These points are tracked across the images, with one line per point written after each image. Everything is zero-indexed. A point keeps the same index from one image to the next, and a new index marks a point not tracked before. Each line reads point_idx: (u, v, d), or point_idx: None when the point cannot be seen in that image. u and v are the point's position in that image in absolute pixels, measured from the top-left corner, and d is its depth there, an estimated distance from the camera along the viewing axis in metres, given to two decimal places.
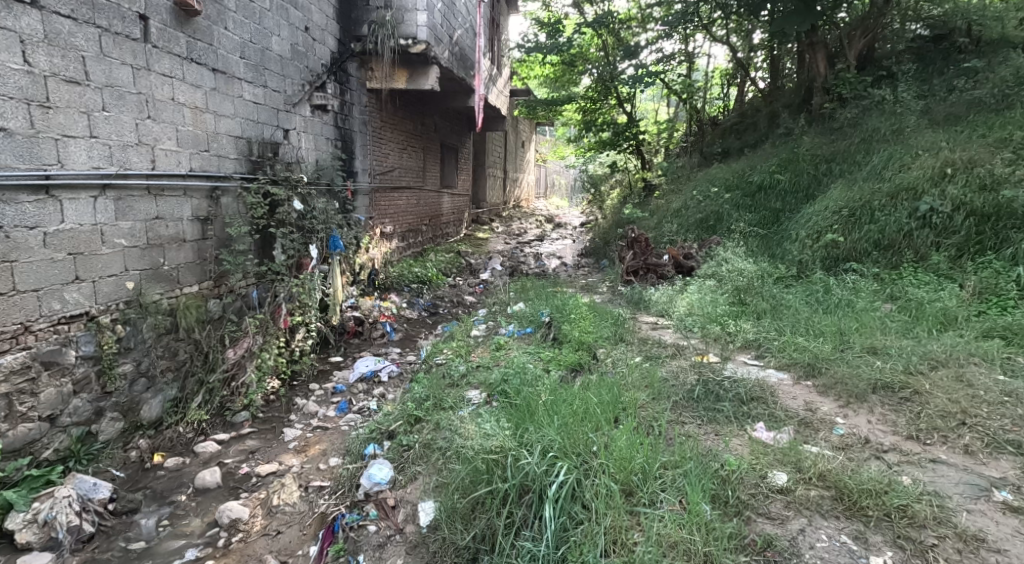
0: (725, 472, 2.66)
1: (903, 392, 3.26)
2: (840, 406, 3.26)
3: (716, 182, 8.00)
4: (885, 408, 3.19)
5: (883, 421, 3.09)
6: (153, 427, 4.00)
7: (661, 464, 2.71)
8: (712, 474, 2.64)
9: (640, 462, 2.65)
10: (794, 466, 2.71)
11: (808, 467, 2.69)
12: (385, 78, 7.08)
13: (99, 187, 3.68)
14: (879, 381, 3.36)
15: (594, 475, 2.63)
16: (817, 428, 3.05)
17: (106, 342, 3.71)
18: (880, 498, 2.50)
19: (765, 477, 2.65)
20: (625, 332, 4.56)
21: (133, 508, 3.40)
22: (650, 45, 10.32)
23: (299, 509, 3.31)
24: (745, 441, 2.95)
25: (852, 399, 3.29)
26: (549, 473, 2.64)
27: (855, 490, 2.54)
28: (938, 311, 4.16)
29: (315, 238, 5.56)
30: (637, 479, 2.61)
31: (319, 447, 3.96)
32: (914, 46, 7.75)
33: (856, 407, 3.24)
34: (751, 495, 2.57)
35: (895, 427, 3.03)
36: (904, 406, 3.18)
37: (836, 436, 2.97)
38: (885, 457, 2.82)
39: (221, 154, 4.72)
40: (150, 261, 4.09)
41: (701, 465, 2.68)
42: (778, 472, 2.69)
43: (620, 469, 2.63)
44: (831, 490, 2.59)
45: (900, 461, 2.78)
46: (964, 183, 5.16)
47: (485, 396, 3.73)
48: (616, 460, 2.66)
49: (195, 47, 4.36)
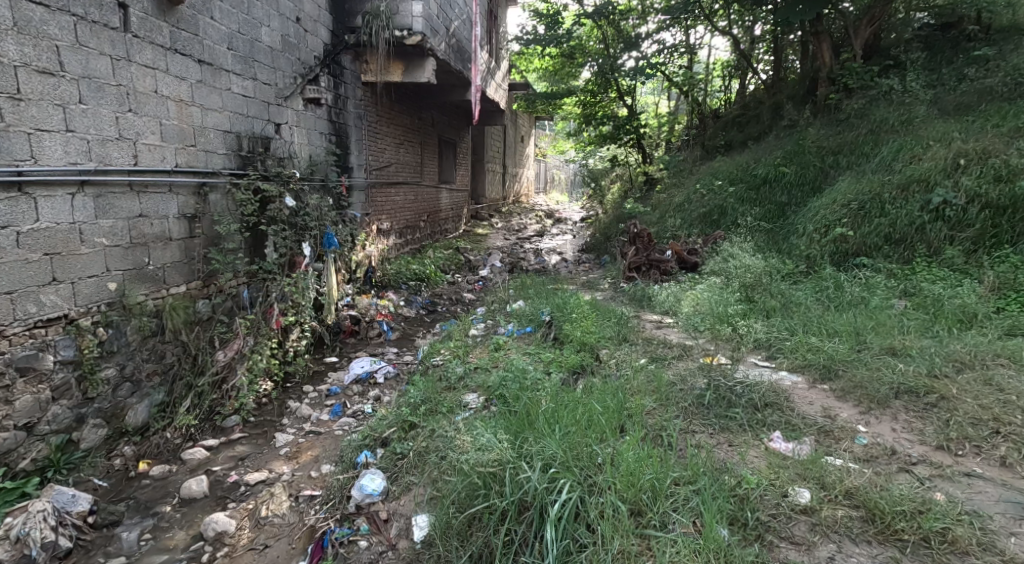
0: (743, 490, 2.50)
1: (928, 398, 3.10)
2: (861, 413, 3.10)
3: (720, 176, 7.83)
4: (911, 415, 3.03)
5: (908, 428, 2.93)
6: (139, 433, 3.86)
7: (672, 480, 2.55)
8: (728, 492, 2.47)
9: (649, 479, 2.49)
10: (817, 481, 2.55)
11: (832, 483, 2.53)
12: (380, 71, 6.89)
13: (76, 183, 3.52)
14: (903, 385, 3.20)
15: (599, 492, 2.47)
16: (839, 437, 2.89)
17: (87, 346, 3.55)
18: (915, 520, 2.34)
19: (786, 495, 2.49)
20: (628, 331, 4.40)
21: (115, 521, 3.24)
22: (650, 37, 10.12)
23: (289, 521, 3.15)
24: (762, 452, 2.79)
25: (873, 405, 3.12)
26: (550, 490, 2.48)
27: (885, 511, 2.37)
28: (957, 309, 3.98)
29: (309, 235, 5.39)
30: (647, 498, 2.45)
31: (311, 453, 3.79)
32: (922, 33, 7.51)
33: (878, 413, 3.08)
34: (771, 516, 2.42)
35: (922, 436, 2.87)
36: (931, 412, 3.01)
37: (860, 447, 2.81)
38: (914, 470, 2.66)
39: (208, 149, 4.55)
40: (133, 261, 3.92)
41: (716, 481, 2.52)
42: (800, 488, 2.53)
43: (629, 486, 2.47)
44: (859, 510, 2.42)
45: (931, 475, 2.62)
46: (979, 174, 4.99)
47: (483, 400, 3.58)
48: (623, 476, 2.50)
49: (179, 37, 4.19)
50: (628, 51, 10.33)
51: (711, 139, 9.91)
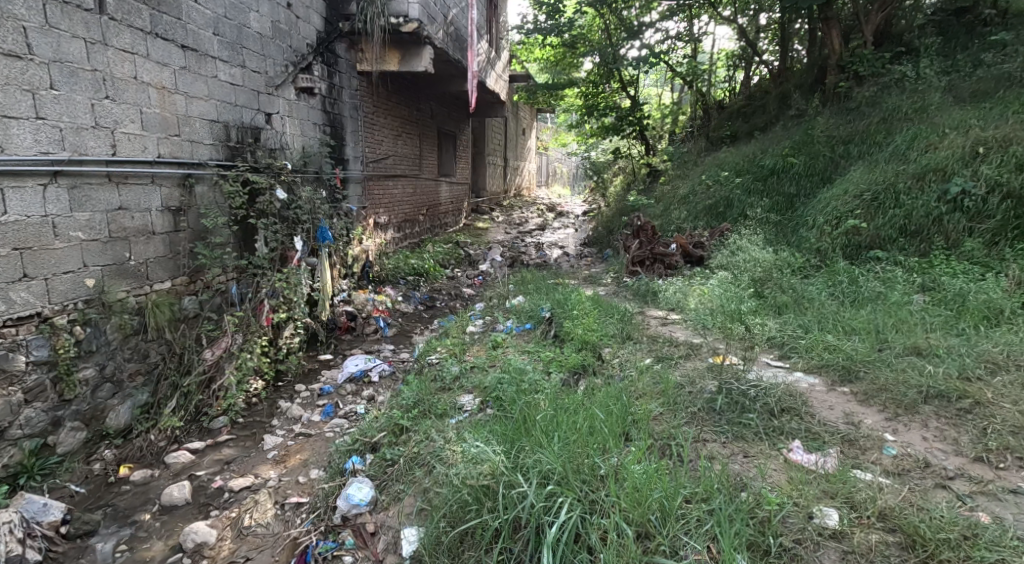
0: (763, 511, 2.29)
1: (961, 403, 2.90)
2: (888, 419, 2.90)
3: (726, 167, 7.61)
4: (943, 423, 2.83)
5: (942, 438, 2.74)
6: (120, 436, 3.70)
7: (683, 498, 2.35)
8: (748, 514, 2.28)
9: (658, 498, 2.29)
10: (846, 500, 2.36)
11: (863, 503, 2.33)
12: (376, 60, 6.69)
13: (48, 173, 3.33)
14: (933, 389, 3.01)
15: (603, 512, 2.28)
16: (865, 447, 2.69)
17: (62, 345, 3.38)
18: (961, 550, 2.13)
19: (813, 517, 2.29)
20: (632, 329, 4.19)
21: (89, 531, 3.06)
22: (653, 26, 9.89)
23: (273, 531, 2.97)
24: (782, 465, 2.59)
25: (901, 410, 2.93)
26: (548, 509, 2.30)
27: (926, 538, 2.17)
28: (982, 304, 3.78)
29: (301, 228, 5.19)
30: (655, 519, 2.25)
31: (300, 457, 3.60)
32: (936, 19, 7.25)
33: (906, 420, 2.88)
34: (797, 542, 2.21)
35: (957, 447, 2.67)
36: (965, 419, 2.82)
37: (889, 458, 2.62)
38: (952, 486, 2.46)
39: (194, 139, 4.35)
40: (113, 256, 3.74)
41: (733, 500, 2.33)
42: (826, 507, 2.33)
43: (637, 507, 2.27)
44: (896, 536, 2.22)
45: (972, 492, 2.42)
46: (1000, 163, 4.79)
47: (479, 401, 3.40)
48: (629, 495, 2.31)
49: (160, 21, 3.98)
50: (630, 40, 9.98)
51: (716, 130, 9.68)
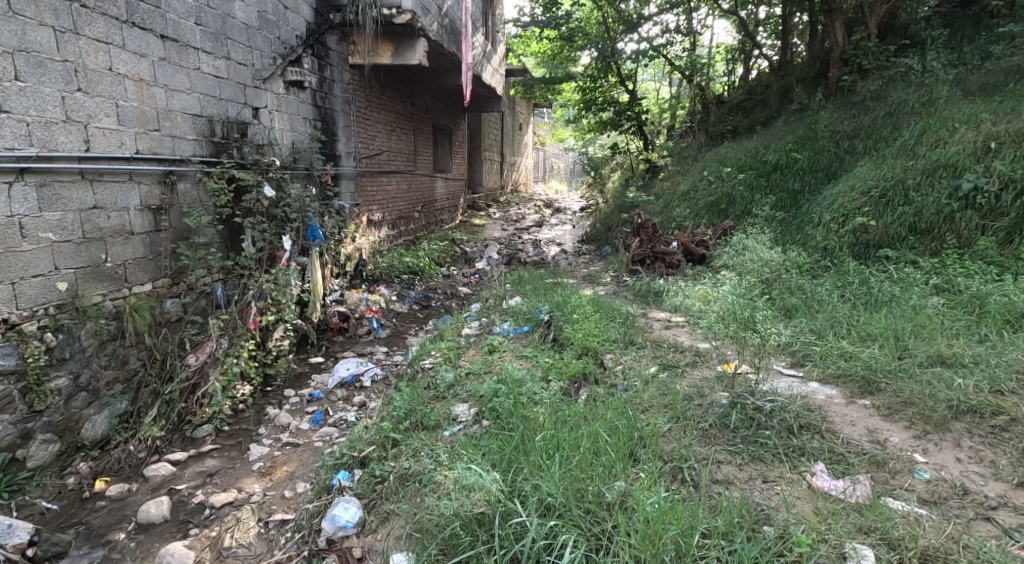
0: (790, 552, 2.13)
1: (995, 420, 2.74)
2: (916, 437, 2.74)
3: (728, 162, 7.44)
4: (977, 442, 2.67)
5: (977, 459, 2.58)
6: (97, 448, 3.49)
7: (701, 534, 2.18)
8: (773, 553, 2.13)
9: (672, 535, 2.12)
10: (883, 539, 2.19)
11: (902, 541, 2.17)
12: (368, 53, 6.50)
13: (14, 171, 3.14)
14: (964, 404, 2.84)
15: (612, 553, 2.13)
16: (894, 470, 2.53)
17: (31, 354, 3.21)
18: None
19: (849, 556, 2.12)
20: (635, 333, 4.03)
21: (59, 553, 2.88)
22: (651, 19, 9.70)
23: (256, 552, 2.80)
24: (807, 493, 2.42)
25: (930, 428, 2.77)
26: (549, 547, 2.18)
27: None
28: (1004, 307, 3.60)
29: (290, 227, 4.99)
30: (668, 560, 2.08)
31: (287, 469, 3.41)
32: (941, 11, 7.08)
33: (936, 438, 2.72)
34: None
35: (997, 470, 2.50)
36: (1001, 439, 2.66)
37: (921, 483, 2.46)
38: (996, 517, 2.30)
39: (175, 134, 4.14)
40: (88, 258, 3.54)
41: (756, 538, 2.17)
42: (861, 545, 2.17)
43: (649, 545, 2.11)
44: None
45: (1018, 524, 2.26)
46: (1013, 158, 4.62)
47: (474, 412, 3.23)
48: (640, 532, 2.14)
49: (136, 9, 3.78)
50: (629, 33, 9.78)
51: (716, 124, 9.50)
